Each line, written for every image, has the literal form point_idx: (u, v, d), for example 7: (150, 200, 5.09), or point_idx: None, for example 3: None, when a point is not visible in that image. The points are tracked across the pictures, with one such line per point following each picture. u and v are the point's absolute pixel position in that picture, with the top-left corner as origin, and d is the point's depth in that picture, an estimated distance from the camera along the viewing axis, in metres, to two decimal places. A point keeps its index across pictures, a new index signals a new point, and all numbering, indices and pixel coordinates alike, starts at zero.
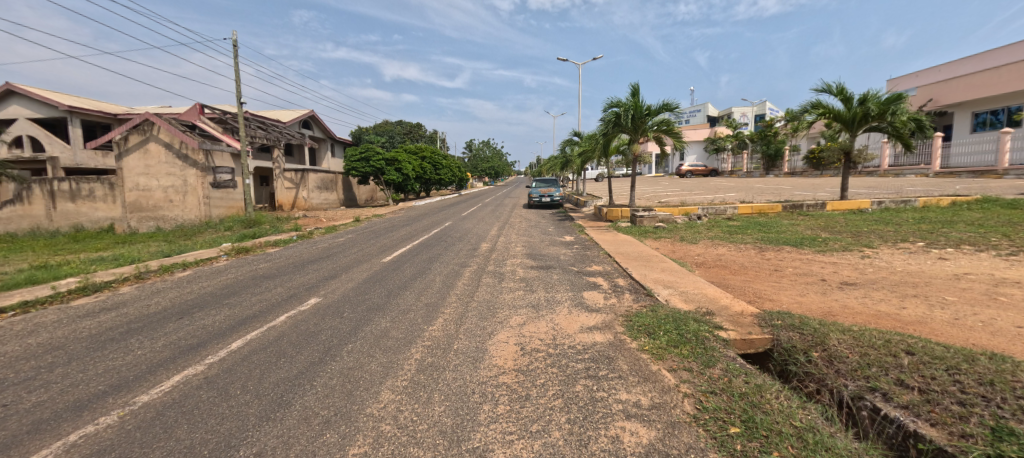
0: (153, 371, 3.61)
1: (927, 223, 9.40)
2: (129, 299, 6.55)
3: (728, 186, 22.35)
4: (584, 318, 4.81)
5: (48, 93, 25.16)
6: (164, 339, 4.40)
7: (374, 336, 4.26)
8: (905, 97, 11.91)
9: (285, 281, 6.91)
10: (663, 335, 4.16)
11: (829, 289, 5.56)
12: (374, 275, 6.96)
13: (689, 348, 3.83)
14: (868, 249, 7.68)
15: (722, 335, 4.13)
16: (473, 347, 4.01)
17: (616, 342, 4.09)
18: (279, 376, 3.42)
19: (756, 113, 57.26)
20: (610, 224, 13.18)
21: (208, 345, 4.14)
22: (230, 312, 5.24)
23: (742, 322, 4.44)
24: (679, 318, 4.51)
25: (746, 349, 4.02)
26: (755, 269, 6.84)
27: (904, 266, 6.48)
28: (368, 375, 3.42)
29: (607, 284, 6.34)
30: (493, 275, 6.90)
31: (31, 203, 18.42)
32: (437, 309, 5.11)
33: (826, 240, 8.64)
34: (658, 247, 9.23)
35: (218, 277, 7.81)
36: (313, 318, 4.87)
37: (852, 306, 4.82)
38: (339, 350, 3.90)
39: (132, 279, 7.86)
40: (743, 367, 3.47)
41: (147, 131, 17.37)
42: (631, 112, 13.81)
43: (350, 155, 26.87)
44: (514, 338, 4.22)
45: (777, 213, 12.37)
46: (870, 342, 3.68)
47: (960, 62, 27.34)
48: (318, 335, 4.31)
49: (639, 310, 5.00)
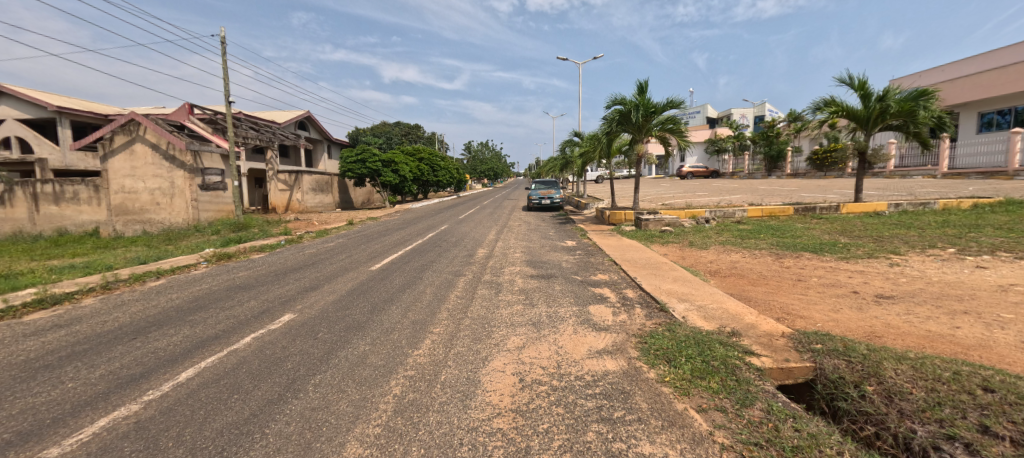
0: (75, 412, 3.03)
1: (952, 227, 8.83)
2: (87, 314, 5.91)
3: (731, 188, 21.79)
4: (592, 339, 4.20)
5: (36, 94, 24.55)
6: (109, 365, 3.83)
7: (347, 364, 3.65)
8: (928, 92, 11.27)
9: (261, 293, 6.27)
10: (687, 362, 3.55)
11: (865, 304, 4.95)
12: (359, 287, 6.34)
13: (719, 381, 3.22)
14: (896, 256, 7.08)
15: (754, 361, 3.52)
16: (463, 378, 3.40)
17: (631, 371, 3.49)
18: (224, 421, 2.82)
19: (755, 113, 56.67)
20: (613, 227, 12.61)
21: (152, 376, 3.55)
22: (190, 332, 4.62)
23: (773, 344, 3.84)
24: (702, 341, 3.91)
25: (783, 380, 3.40)
26: (776, 278, 6.23)
27: (941, 276, 5.88)
28: (334, 419, 2.82)
29: (615, 296, 5.74)
30: (490, 286, 6.30)
31: (14, 206, 17.77)
32: (425, 328, 4.50)
33: (847, 246, 8.03)
34: (666, 253, 8.63)
35: (192, 288, 7.18)
36: (281, 340, 4.25)
37: (897, 325, 4.23)
38: (304, 384, 3.29)
39: (98, 290, 7.26)
40: (789, 408, 2.87)
41: (133, 132, 16.72)
42: (636, 110, 13.21)
43: (345, 157, 26.27)
44: (511, 366, 3.61)
45: (789, 216, 11.77)
46: (934, 374, 3.09)
47: (967, 61, 26.78)
48: (284, 362, 3.71)
49: (654, 329, 4.39)
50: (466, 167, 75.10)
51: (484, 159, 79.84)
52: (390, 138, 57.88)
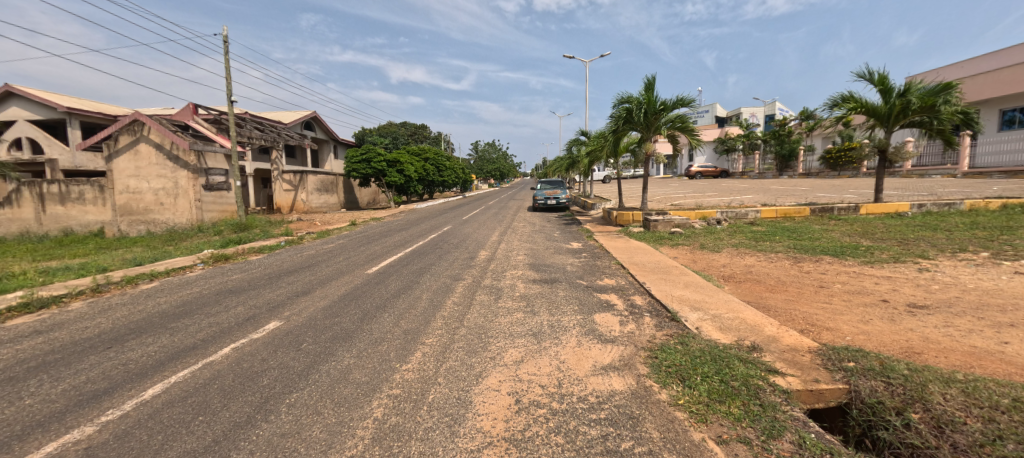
0: (22, 436, 2.73)
1: (982, 228, 8.34)
2: (71, 319, 5.65)
3: (743, 188, 21.20)
4: (597, 353, 3.84)
5: (47, 95, 24.71)
6: (75, 378, 3.54)
7: (328, 380, 3.32)
8: (954, 86, 10.71)
9: (250, 298, 5.99)
10: (703, 381, 3.18)
11: (897, 314, 4.53)
12: (352, 292, 6.04)
13: (741, 406, 2.85)
14: (925, 261, 6.60)
15: (778, 381, 3.15)
16: (453, 399, 3.06)
17: (640, 392, 3.13)
18: (181, 450, 2.51)
19: (766, 113, 55.56)
20: (621, 228, 12.19)
21: (116, 392, 3.25)
22: (169, 341, 4.33)
23: (798, 361, 3.46)
24: (719, 357, 3.54)
25: (813, 404, 3.02)
26: (797, 285, 5.80)
27: (978, 283, 5.42)
28: (304, 448, 2.50)
29: (622, 304, 5.36)
30: (489, 291, 5.98)
31: (21, 206, 17.79)
32: (416, 339, 4.18)
33: (870, 249, 7.56)
34: (676, 256, 8.24)
35: (181, 291, 6.93)
36: (262, 351, 3.95)
37: (937, 339, 3.82)
38: (278, 404, 2.98)
39: (88, 293, 7.02)
40: (824, 441, 2.50)
41: (137, 132, 16.63)
42: (643, 107, 12.77)
43: (350, 157, 26.03)
44: (507, 384, 3.26)
45: (805, 217, 11.26)
46: (990, 401, 2.70)
47: (988, 56, 25.91)
48: (260, 377, 3.40)
49: (665, 342, 4.01)
50: (472, 167, 74.72)
51: (490, 159, 79.47)
52: (397, 138, 57.63)
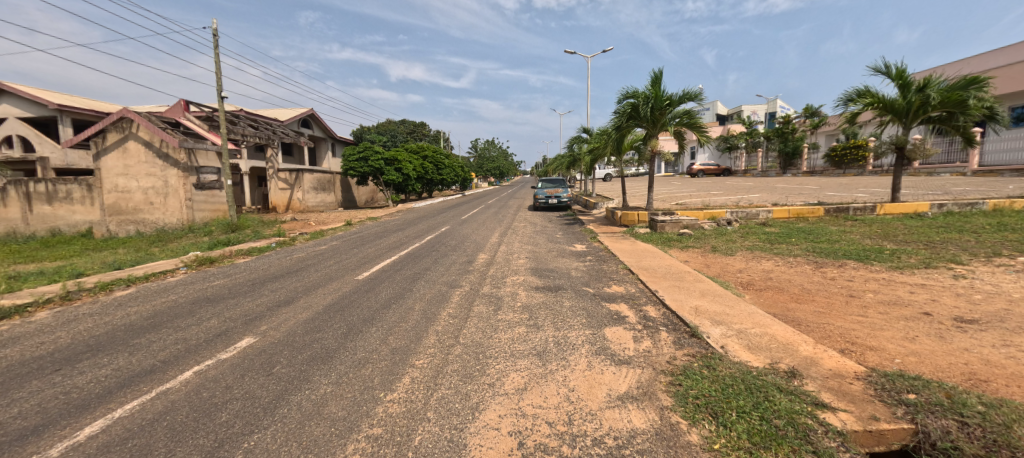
0: None
1: (1011, 230, 7.88)
2: (29, 332, 5.12)
3: (748, 187, 20.62)
4: (611, 379, 3.34)
5: (39, 92, 24.17)
6: (5, 411, 3.04)
7: (299, 416, 2.83)
8: (979, 80, 10.17)
9: (225, 309, 5.46)
10: (740, 419, 2.69)
11: (944, 330, 4.03)
12: (340, 301, 5.54)
13: (791, 455, 2.37)
14: (959, 267, 6.11)
15: (829, 419, 2.65)
16: (444, 441, 2.57)
17: (665, 432, 2.64)
18: None
19: (767, 111, 54.98)
20: (627, 229, 11.68)
21: (47, 431, 2.75)
22: (125, 363, 3.83)
23: (846, 391, 2.96)
24: (756, 386, 3.04)
25: (873, 448, 2.53)
26: (824, 294, 5.31)
27: (1022, 293, 4.94)
28: None
29: (634, 316, 4.86)
30: (489, 301, 5.47)
31: (7, 206, 17.23)
32: (405, 361, 3.68)
33: (895, 252, 7.06)
34: (688, 259, 7.73)
35: (154, 300, 6.37)
36: (228, 376, 3.45)
37: (1001, 363, 3.33)
38: (232, 451, 2.48)
39: (56, 302, 6.50)
40: None
41: (125, 129, 16.07)
42: (650, 102, 12.26)
43: (346, 155, 25.42)
44: (508, 420, 2.77)
45: (819, 217, 10.77)
46: None
47: (995, 54, 25.80)
48: (219, 412, 2.91)
49: (688, 365, 3.52)
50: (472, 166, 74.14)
51: (490, 157, 78.81)
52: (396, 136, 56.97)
